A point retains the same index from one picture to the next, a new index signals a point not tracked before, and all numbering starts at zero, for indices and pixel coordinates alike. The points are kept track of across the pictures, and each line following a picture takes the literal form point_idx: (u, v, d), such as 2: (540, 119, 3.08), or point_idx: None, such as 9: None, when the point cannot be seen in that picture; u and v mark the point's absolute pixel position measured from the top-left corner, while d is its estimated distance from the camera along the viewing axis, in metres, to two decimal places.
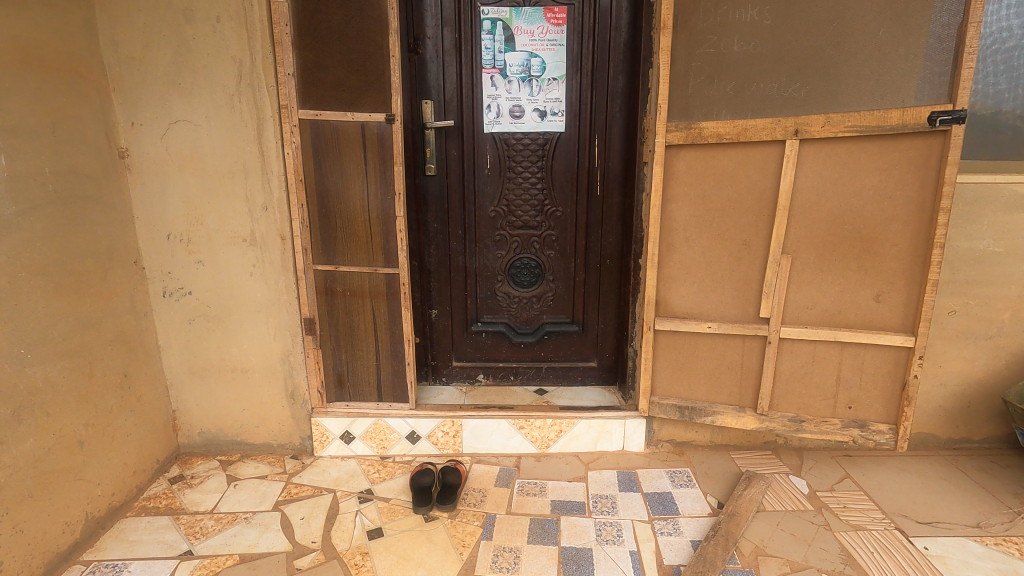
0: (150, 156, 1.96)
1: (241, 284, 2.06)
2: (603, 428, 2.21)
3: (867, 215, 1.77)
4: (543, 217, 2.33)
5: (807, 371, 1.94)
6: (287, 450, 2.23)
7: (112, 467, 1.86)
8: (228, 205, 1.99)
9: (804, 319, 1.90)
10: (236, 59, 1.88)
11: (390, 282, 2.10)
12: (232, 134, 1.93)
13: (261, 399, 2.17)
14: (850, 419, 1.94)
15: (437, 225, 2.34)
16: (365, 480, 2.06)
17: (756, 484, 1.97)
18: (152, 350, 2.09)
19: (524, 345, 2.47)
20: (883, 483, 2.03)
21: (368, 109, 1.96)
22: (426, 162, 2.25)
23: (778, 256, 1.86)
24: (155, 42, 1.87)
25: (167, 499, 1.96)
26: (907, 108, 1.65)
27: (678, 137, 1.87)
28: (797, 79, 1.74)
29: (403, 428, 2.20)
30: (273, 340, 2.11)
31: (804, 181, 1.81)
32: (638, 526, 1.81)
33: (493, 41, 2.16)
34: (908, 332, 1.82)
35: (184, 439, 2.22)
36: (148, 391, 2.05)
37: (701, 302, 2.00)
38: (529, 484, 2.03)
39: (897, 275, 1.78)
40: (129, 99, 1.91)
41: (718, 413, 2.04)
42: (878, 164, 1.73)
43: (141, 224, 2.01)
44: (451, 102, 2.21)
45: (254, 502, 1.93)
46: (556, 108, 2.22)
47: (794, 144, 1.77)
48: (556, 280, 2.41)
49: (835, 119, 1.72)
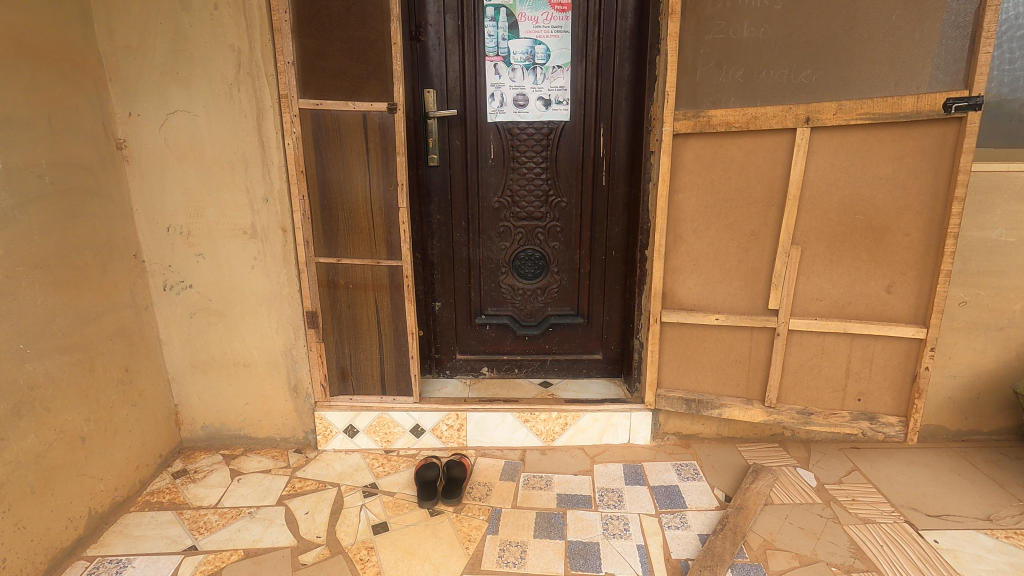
0: (148, 147, 1.92)
1: (242, 276, 2.03)
2: (609, 421, 2.19)
3: (880, 204, 1.74)
4: (548, 207, 2.30)
5: (815, 363, 1.91)
6: (290, 445, 2.22)
7: (115, 462, 1.85)
8: (228, 198, 1.96)
9: (813, 310, 1.87)
10: (234, 48, 1.84)
11: (392, 274, 2.08)
12: (231, 125, 1.89)
13: (264, 394, 2.16)
14: (859, 411, 1.91)
15: (440, 216, 2.31)
16: (369, 474, 2.04)
17: (763, 477, 1.96)
18: (154, 344, 2.07)
19: (528, 337, 2.45)
20: (892, 476, 2.01)
21: (369, 98, 1.93)
22: (429, 153, 2.21)
23: (788, 246, 1.82)
24: (152, 30, 1.83)
25: (169, 495, 1.95)
26: (921, 94, 1.61)
27: (685, 126, 1.83)
28: (807, 66, 1.71)
29: (407, 422, 2.18)
30: (275, 333, 2.09)
31: (815, 169, 1.77)
32: (645, 520, 1.79)
33: (496, 28, 2.11)
34: (920, 322, 1.78)
35: (186, 434, 2.20)
36: (150, 386, 2.03)
37: (708, 294, 1.97)
38: (535, 477, 2.01)
39: (909, 265, 1.75)
40: (126, 89, 1.87)
41: (725, 406, 2.02)
42: (890, 152, 1.69)
43: (141, 217, 1.98)
44: (453, 91, 2.17)
45: (257, 497, 1.92)
46: (562, 97, 2.17)
47: (805, 132, 1.73)
48: (561, 272, 2.38)
49: (847, 106, 1.68)
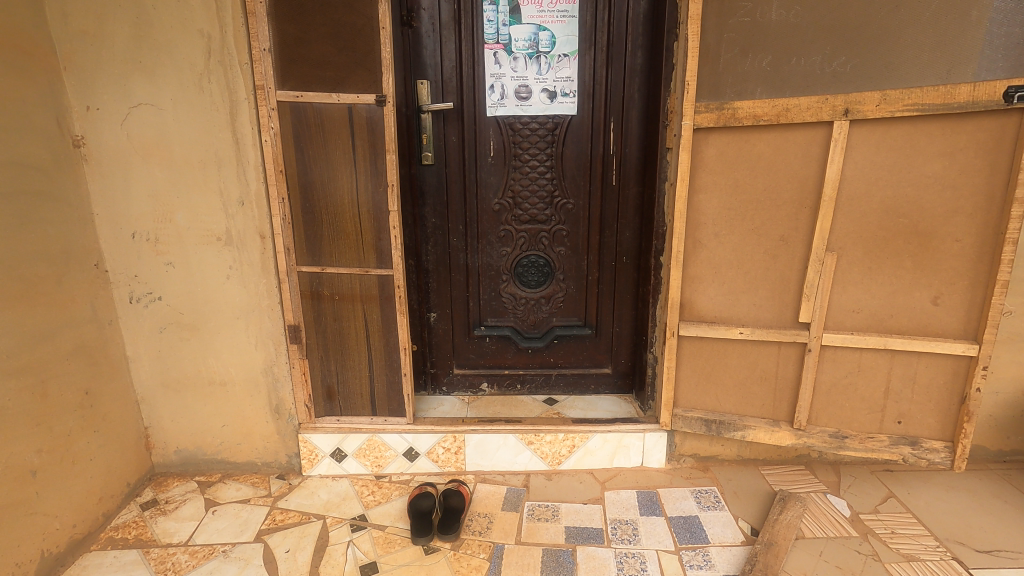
0: (109, 144, 1.73)
1: (217, 287, 1.84)
2: (621, 443, 2.00)
3: (926, 206, 1.55)
4: (552, 209, 2.11)
5: (850, 382, 1.73)
6: (272, 470, 2.03)
7: (73, 497, 1.66)
8: (200, 200, 1.77)
9: (849, 324, 1.69)
10: (203, 34, 1.64)
11: (383, 284, 1.88)
12: (202, 120, 1.70)
13: (242, 415, 1.97)
14: (899, 435, 1.72)
15: (435, 220, 2.12)
16: (357, 504, 1.86)
17: (793, 506, 1.77)
18: (119, 362, 1.87)
19: (532, 350, 2.26)
20: (933, 503, 1.83)
21: (356, 89, 1.73)
22: (423, 150, 2.03)
23: (822, 253, 1.64)
24: (111, 13, 1.63)
25: (136, 530, 1.76)
26: (978, 82, 1.43)
27: (707, 119, 1.65)
28: (845, 52, 1.52)
29: (399, 445, 2.00)
30: (254, 349, 1.90)
31: (853, 167, 1.58)
32: (664, 558, 1.61)
33: (496, 12, 1.92)
34: (970, 338, 1.60)
35: (158, 459, 2.01)
36: (116, 409, 1.84)
37: (732, 305, 1.79)
38: (540, 507, 1.83)
39: (958, 274, 1.57)
40: (83, 80, 1.67)
41: (749, 428, 1.83)
42: (940, 148, 1.51)
43: (102, 223, 1.78)
44: (449, 83, 1.98)
45: (234, 532, 1.73)
46: (568, 88, 1.98)
47: (843, 125, 1.55)
48: (567, 279, 2.19)
49: (892, 96, 1.50)
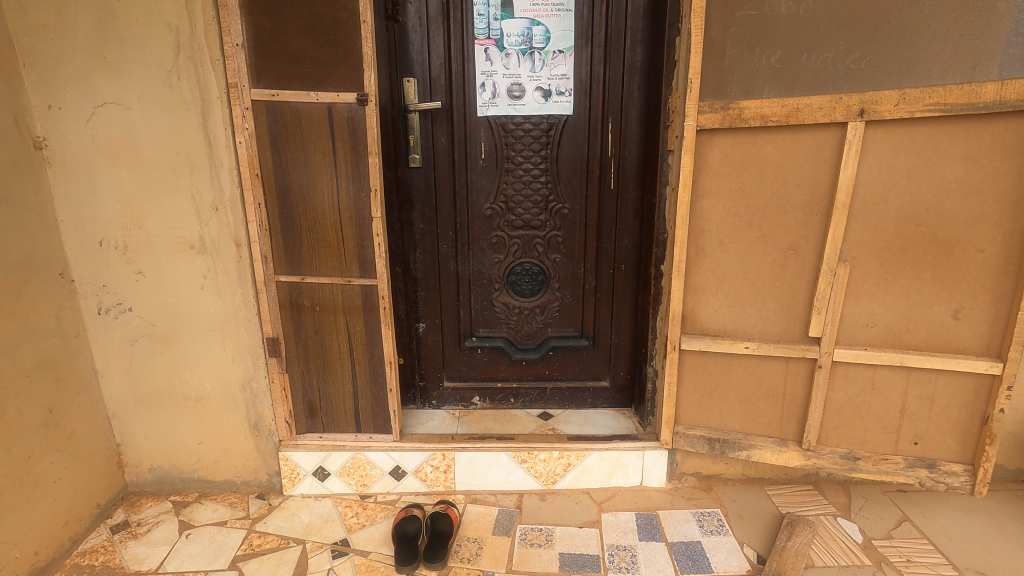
0: (74, 146, 1.62)
1: (191, 297, 1.74)
2: (619, 461, 1.90)
3: (947, 214, 1.44)
4: (547, 214, 2.01)
5: (863, 400, 1.62)
6: (252, 489, 1.93)
7: (35, 522, 1.56)
8: (171, 205, 1.66)
9: (862, 339, 1.58)
10: (172, 28, 1.54)
11: (367, 294, 1.77)
12: (171, 120, 1.60)
13: (219, 431, 1.87)
14: (916, 456, 1.61)
15: (423, 226, 2.02)
16: (340, 527, 1.75)
17: (801, 532, 1.67)
18: (88, 376, 1.77)
19: (526, 362, 2.15)
20: (950, 528, 1.72)
21: (336, 87, 1.62)
22: (410, 152, 1.92)
23: (834, 264, 1.53)
24: (72, 6, 1.53)
25: (104, 556, 1.66)
26: (1004, 80, 1.32)
27: (711, 120, 1.54)
28: (861, 48, 1.41)
29: (385, 463, 1.89)
30: (231, 363, 1.80)
31: (868, 172, 1.48)
32: None
33: (487, 5, 1.81)
34: (993, 356, 1.49)
35: (131, 477, 1.91)
36: (83, 426, 1.74)
37: (737, 318, 1.68)
38: (533, 531, 1.72)
39: (981, 287, 1.46)
40: (44, 77, 1.57)
41: (754, 447, 1.73)
42: (962, 151, 1.40)
43: (68, 229, 1.68)
44: (438, 81, 1.87)
45: (207, 559, 1.63)
46: (563, 86, 1.88)
47: (858, 126, 1.44)
48: (563, 288, 2.09)
49: (911, 95, 1.39)
